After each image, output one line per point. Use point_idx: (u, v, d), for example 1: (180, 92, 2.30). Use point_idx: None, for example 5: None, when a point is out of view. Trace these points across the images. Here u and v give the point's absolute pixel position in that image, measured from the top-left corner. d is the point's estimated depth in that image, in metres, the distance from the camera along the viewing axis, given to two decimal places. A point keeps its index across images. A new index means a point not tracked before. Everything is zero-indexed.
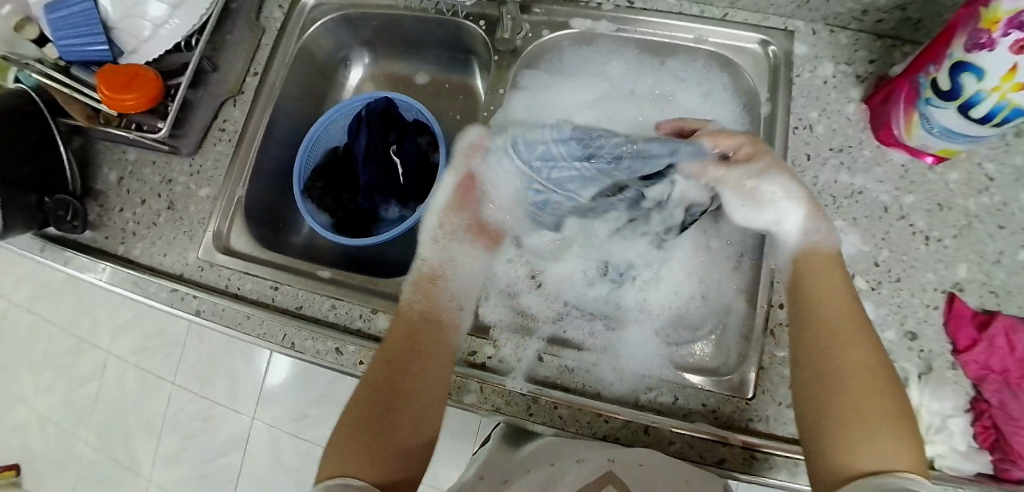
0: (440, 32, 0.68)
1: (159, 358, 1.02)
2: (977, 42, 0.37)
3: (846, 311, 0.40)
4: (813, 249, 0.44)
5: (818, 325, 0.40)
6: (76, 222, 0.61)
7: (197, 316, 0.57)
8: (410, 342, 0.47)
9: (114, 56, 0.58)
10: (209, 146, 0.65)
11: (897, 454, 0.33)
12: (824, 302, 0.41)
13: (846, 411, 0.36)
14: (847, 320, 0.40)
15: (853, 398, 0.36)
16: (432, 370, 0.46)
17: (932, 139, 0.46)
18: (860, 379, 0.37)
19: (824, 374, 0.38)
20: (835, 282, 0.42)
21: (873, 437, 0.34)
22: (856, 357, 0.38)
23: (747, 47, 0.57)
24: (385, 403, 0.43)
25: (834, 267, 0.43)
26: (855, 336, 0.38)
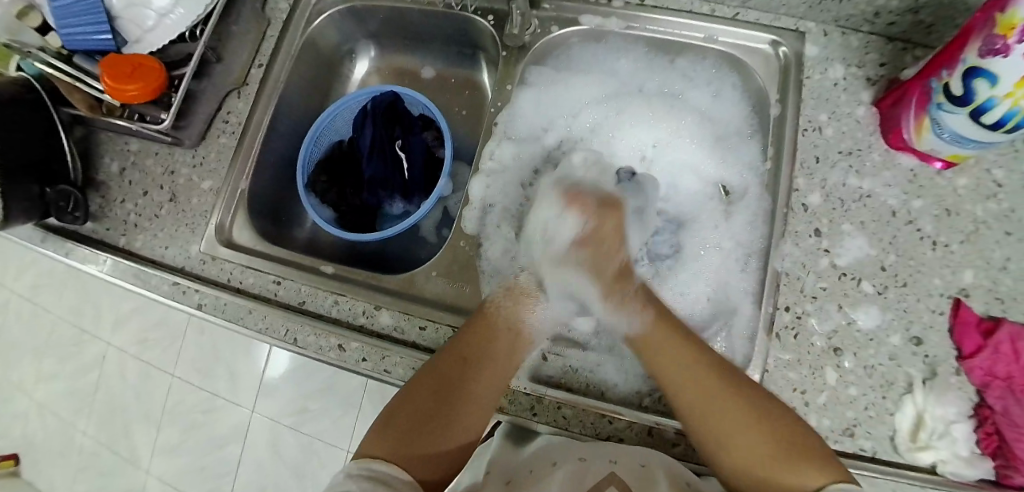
0: (447, 26, 0.67)
1: (159, 350, 1.02)
2: (992, 48, 0.37)
3: (687, 360, 0.44)
4: (635, 333, 0.48)
5: (674, 392, 0.44)
6: (78, 213, 0.61)
7: (198, 310, 0.57)
8: (485, 345, 0.48)
9: (118, 46, 0.58)
10: (213, 138, 0.64)
11: (806, 470, 0.37)
12: (667, 363, 0.45)
13: (741, 451, 0.40)
14: (689, 380, 0.43)
15: (737, 437, 0.41)
16: (494, 379, 0.46)
17: (942, 143, 0.46)
18: (738, 446, 0.41)
19: (711, 431, 0.42)
20: (659, 341, 0.46)
21: (781, 467, 0.38)
22: (715, 417, 0.42)
23: (758, 47, 0.56)
24: (441, 402, 0.45)
25: (670, 333, 0.46)
26: (711, 387, 0.42)
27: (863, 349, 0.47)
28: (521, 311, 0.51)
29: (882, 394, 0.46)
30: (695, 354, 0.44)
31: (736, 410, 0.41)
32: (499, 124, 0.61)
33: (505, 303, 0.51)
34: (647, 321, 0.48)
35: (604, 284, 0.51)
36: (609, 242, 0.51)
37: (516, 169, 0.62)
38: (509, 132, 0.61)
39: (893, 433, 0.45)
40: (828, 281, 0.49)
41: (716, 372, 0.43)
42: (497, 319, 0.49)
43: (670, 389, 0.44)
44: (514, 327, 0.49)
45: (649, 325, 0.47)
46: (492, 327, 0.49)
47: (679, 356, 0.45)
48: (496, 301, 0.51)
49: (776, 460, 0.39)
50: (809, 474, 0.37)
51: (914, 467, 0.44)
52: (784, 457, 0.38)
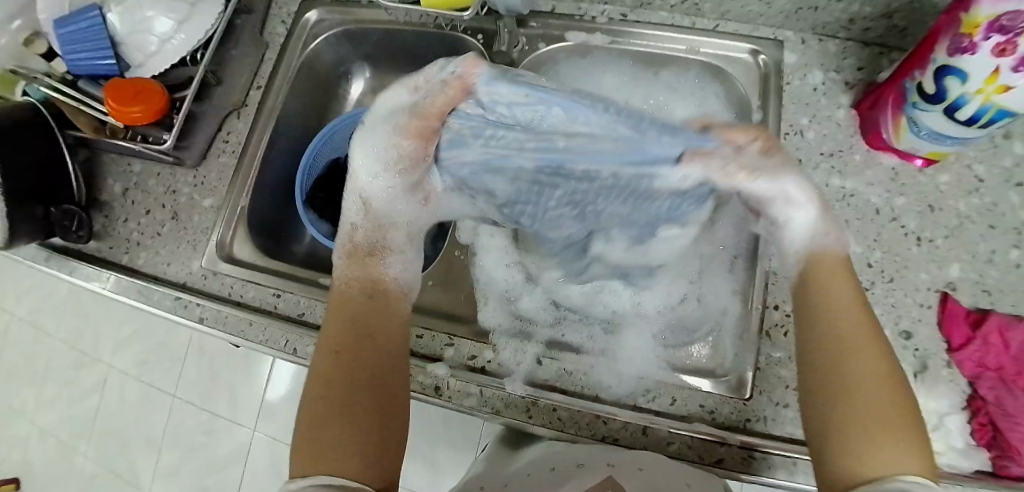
0: (439, 46, 0.70)
1: (161, 371, 1.02)
2: (959, 46, 0.39)
3: (851, 302, 0.38)
4: (825, 256, 0.40)
5: (825, 313, 0.38)
6: (82, 232, 0.62)
7: (200, 323, 0.58)
8: (372, 321, 0.43)
9: (121, 70, 0.60)
10: (213, 158, 0.66)
11: (900, 453, 0.32)
12: (843, 304, 0.38)
13: (854, 417, 0.34)
14: (857, 339, 0.36)
15: (870, 396, 0.34)
16: (393, 361, 0.43)
17: (920, 142, 0.47)
18: (864, 396, 0.34)
19: (852, 386, 0.35)
20: (831, 279, 0.39)
21: (882, 440, 0.33)
22: (864, 368, 0.35)
23: (738, 57, 0.58)
24: (341, 394, 0.39)
25: (842, 268, 0.40)
26: (867, 340, 0.36)
27: None
28: (368, 270, 0.46)
29: None
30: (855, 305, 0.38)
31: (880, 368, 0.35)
32: None
33: (359, 262, 0.46)
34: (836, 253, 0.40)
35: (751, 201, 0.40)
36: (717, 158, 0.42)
37: None
38: None
39: None
40: None
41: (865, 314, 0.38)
42: (348, 285, 0.45)
43: (838, 335, 0.36)
44: (372, 283, 0.46)
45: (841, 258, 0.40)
46: (347, 293, 0.45)
47: (844, 291, 0.38)
48: (349, 269, 0.46)
49: (884, 430, 0.33)
50: (912, 463, 0.32)
51: None
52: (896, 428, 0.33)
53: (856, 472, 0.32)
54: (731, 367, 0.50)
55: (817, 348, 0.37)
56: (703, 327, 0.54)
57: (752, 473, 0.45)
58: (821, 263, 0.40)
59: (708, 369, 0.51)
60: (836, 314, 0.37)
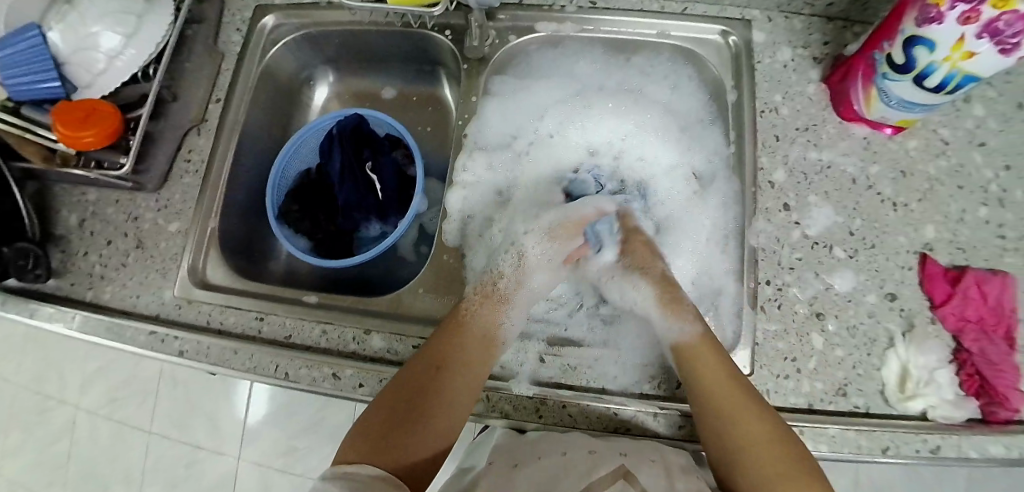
0: (405, 45, 0.68)
1: (133, 408, 0.96)
2: (927, 16, 0.40)
3: (717, 371, 0.44)
4: (684, 339, 0.48)
5: (704, 388, 0.44)
6: (39, 270, 0.56)
7: (180, 357, 0.54)
8: (455, 353, 0.48)
9: (67, 92, 0.56)
10: (176, 180, 0.62)
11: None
12: (717, 385, 0.43)
13: (751, 476, 0.41)
14: (728, 410, 0.43)
15: (766, 462, 0.41)
16: (456, 404, 0.46)
17: (890, 110, 0.49)
18: (755, 453, 0.41)
19: (741, 448, 0.42)
20: (704, 355, 0.46)
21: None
22: (753, 436, 0.42)
23: (709, 38, 0.58)
24: (409, 407, 0.45)
25: (703, 343, 0.46)
26: (751, 414, 0.42)
27: (843, 312, 0.49)
28: (493, 316, 0.52)
29: (866, 352, 0.48)
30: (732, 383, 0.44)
31: (767, 429, 0.42)
32: (468, 136, 0.60)
33: (475, 305, 0.52)
34: (697, 334, 0.47)
35: (654, 288, 0.52)
36: (645, 256, 0.55)
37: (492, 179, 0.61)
38: (479, 142, 0.61)
39: (881, 387, 0.47)
40: (803, 252, 0.51)
41: (733, 377, 0.44)
42: (471, 321, 0.51)
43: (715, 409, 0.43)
44: (488, 331, 0.51)
45: (693, 339, 0.47)
46: (466, 325, 0.50)
47: (717, 366, 0.44)
48: (469, 305, 0.52)
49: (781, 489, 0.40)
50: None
51: (904, 416, 0.47)
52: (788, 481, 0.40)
53: None
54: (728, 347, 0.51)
55: (705, 419, 0.44)
56: None
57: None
58: (684, 351, 0.47)
59: None
60: (714, 402, 0.43)
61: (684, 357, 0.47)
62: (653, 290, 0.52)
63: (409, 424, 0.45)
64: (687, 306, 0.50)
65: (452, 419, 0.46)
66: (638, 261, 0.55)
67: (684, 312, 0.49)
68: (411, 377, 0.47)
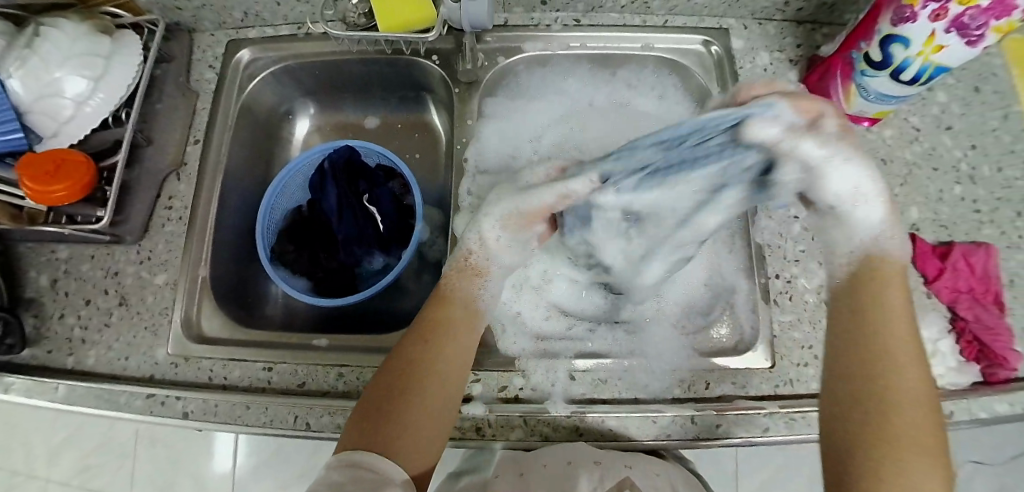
0: (390, 73, 0.66)
1: (107, 478, 0.87)
2: (902, 16, 0.43)
3: (900, 322, 0.39)
4: (863, 263, 0.43)
5: (882, 328, 0.39)
6: (12, 339, 0.51)
7: (186, 419, 0.50)
8: (446, 327, 0.46)
9: (30, 143, 0.51)
10: (156, 228, 0.57)
11: (934, 474, 0.34)
12: (882, 322, 0.39)
13: (892, 437, 0.35)
14: (900, 351, 0.38)
15: (913, 420, 0.36)
16: (450, 378, 0.44)
17: (868, 104, 0.53)
18: (902, 412, 0.36)
19: (887, 403, 0.36)
20: (884, 291, 0.41)
21: (911, 463, 0.34)
22: (905, 386, 0.37)
23: (691, 48, 0.61)
24: (402, 386, 0.43)
25: (894, 275, 0.42)
26: (910, 357, 0.38)
27: None
28: (473, 286, 0.50)
29: None
30: (904, 329, 0.39)
31: (924, 391, 0.37)
32: (468, 160, 0.60)
33: (455, 277, 0.51)
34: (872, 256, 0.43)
35: (858, 157, 0.42)
36: (814, 111, 0.41)
37: None
38: (480, 166, 0.60)
39: None
40: (805, 244, 0.54)
41: (908, 334, 0.39)
42: (455, 293, 0.49)
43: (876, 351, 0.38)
44: (471, 302, 0.49)
45: (898, 261, 0.43)
46: (450, 298, 0.49)
47: (896, 302, 0.40)
48: (449, 279, 0.50)
49: (910, 445, 0.35)
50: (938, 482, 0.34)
51: None
52: (927, 451, 0.35)
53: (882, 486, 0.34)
54: (750, 341, 0.52)
55: (856, 360, 0.39)
56: (714, 308, 0.55)
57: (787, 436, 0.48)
58: (873, 273, 0.42)
59: (729, 346, 0.53)
60: (885, 339, 0.39)
61: (866, 280, 0.42)
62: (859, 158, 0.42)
63: (403, 401, 0.42)
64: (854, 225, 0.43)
65: (443, 397, 0.43)
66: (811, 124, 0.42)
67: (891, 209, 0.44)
68: (400, 355, 0.45)
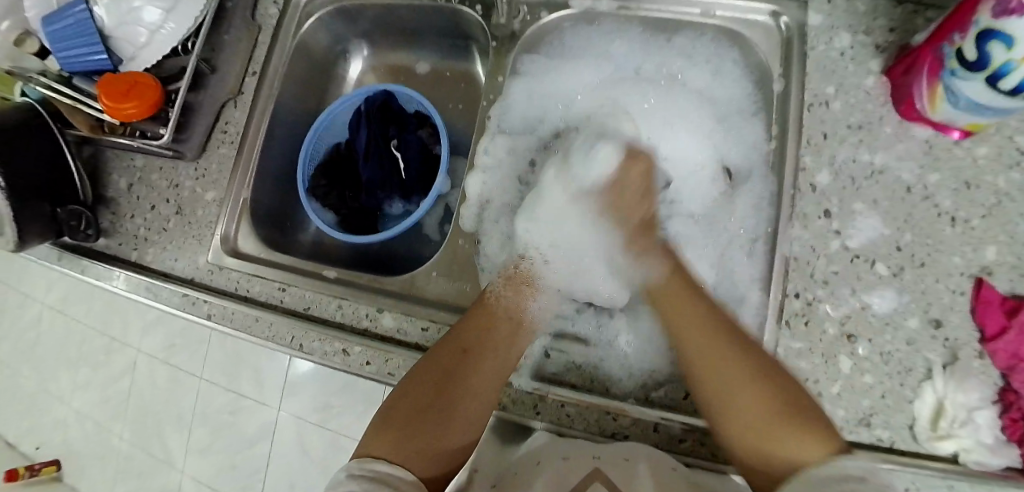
0: (436, 20, 0.66)
1: (185, 355, 1.02)
2: (1005, 7, 0.34)
3: (705, 318, 0.45)
4: (651, 281, 0.50)
5: (681, 329, 0.46)
6: (90, 230, 0.62)
7: (208, 320, 0.58)
8: (479, 343, 0.48)
9: (114, 64, 0.59)
10: (212, 150, 0.64)
11: (806, 442, 0.36)
12: (691, 329, 0.45)
13: (733, 409, 0.40)
14: (706, 339, 0.44)
15: (740, 395, 0.40)
16: (487, 385, 0.46)
17: (958, 112, 0.43)
18: (739, 390, 0.40)
19: (734, 406, 0.40)
20: (678, 298, 0.47)
21: (784, 432, 0.37)
22: (725, 372, 0.42)
23: (757, 20, 0.53)
24: (436, 391, 0.45)
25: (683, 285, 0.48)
26: (740, 377, 0.41)
27: (879, 335, 0.45)
28: (518, 302, 0.52)
29: (899, 382, 0.44)
30: (712, 321, 0.44)
31: (738, 358, 0.42)
32: (491, 117, 0.59)
33: (502, 293, 0.52)
34: (663, 276, 0.49)
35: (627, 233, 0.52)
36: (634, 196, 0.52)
37: (512, 162, 0.60)
38: (502, 124, 0.60)
39: (911, 420, 0.43)
40: (839, 265, 0.46)
41: (708, 313, 0.45)
42: (498, 309, 0.50)
43: (698, 366, 0.43)
44: (515, 317, 0.50)
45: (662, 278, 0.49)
46: (493, 315, 0.50)
47: (691, 304, 0.46)
48: (496, 293, 0.52)
49: (769, 427, 0.38)
50: (809, 445, 0.36)
51: (932, 456, 0.42)
52: (773, 421, 0.38)
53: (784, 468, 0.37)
54: None
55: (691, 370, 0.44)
56: None
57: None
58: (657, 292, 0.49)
59: None
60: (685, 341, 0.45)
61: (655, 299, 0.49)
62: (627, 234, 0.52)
63: (432, 408, 0.44)
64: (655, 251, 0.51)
65: (472, 414, 0.45)
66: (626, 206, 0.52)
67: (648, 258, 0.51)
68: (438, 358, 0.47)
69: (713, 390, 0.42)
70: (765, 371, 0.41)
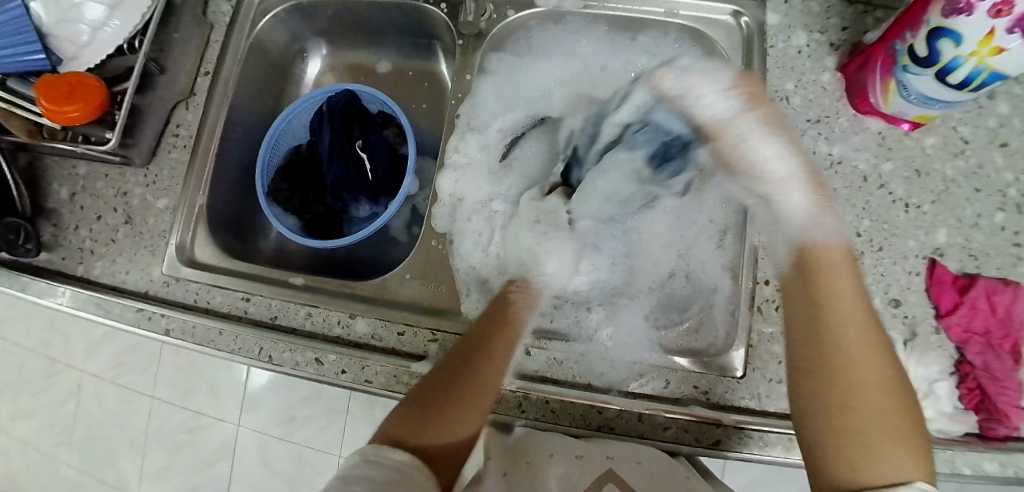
0: (401, 19, 0.65)
1: (136, 375, 0.95)
2: (956, 7, 0.37)
3: (848, 289, 0.37)
4: (827, 242, 0.39)
5: (830, 299, 0.36)
6: (30, 244, 0.57)
7: (166, 336, 0.54)
8: (496, 343, 0.45)
9: (53, 65, 0.54)
10: (164, 154, 0.61)
11: (908, 461, 0.31)
12: (840, 297, 0.36)
13: (845, 397, 0.34)
14: (852, 309, 0.36)
15: (868, 385, 0.33)
16: (485, 391, 0.42)
17: (909, 105, 0.45)
18: (860, 380, 0.34)
19: (845, 391, 0.34)
20: (839, 265, 0.38)
21: (880, 440, 0.32)
22: (861, 360, 0.34)
23: (719, 19, 0.55)
24: (439, 392, 0.41)
25: (840, 253, 0.39)
26: (870, 358, 0.34)
27: None
28: (522, 314, 0.49)
29: None
30: (858, 299, 0.36)
31: (877, 347, 0.35)
32: (461, 115, 0.59)
33: (512, 303, 0.49)
34: (838, 239, 0.39)
35: (802, 168, 0.42)
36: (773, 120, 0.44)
37: (484, 162, 0.60)
38: (472, 122, 0.59)
39: None
40: None
41: (860, 295, 0.36)
42: (508, 313, 0.48)
43: (836, 337, 0.35)
44: (517, 323, 0.48)
45: (838, 245, 0.39)
46: (502, 315, 0.48)
47: (845, 273, 0.37)
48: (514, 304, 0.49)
49: (881, 426, 0.32)
50: (913, 466, 0.31)
51: None
52: (888, 422, 0.32)
53: (858, 475, 0.32)
54: (721, 346, 0.48)
55: (814, 340, 0.36)
56: (693, 305, 0.52)
57: (736, 452, 0.44)
58: (815, 250, 0.39)
59: (699, 349, 0.49)
60: (833, 304, 0.36)
61: (813, 262, 0.39)
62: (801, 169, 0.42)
63: (438, 406, 0.40)
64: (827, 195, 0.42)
65: (474, 414, 0.41)
66: (768, 121, 0.44)
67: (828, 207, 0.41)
68: (447, 361, 0.44)
69: (829, 375, 0.34)
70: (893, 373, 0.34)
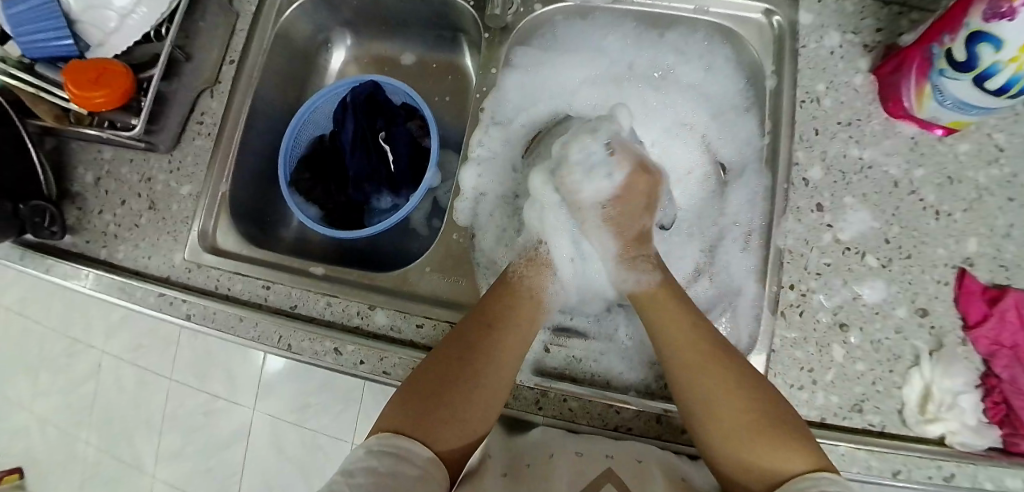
0: (426, 11, 0.65)
1: (154, 357, 0.96)
2: (996, 11, 0.35)
3: (690, 326, 0.43)
4: (641, 289, 0.47)
5: (661, 322, 0.44)
6: (55, 227, 0.58)
7: (188, 321, 0.55)
8: (501, 318, 0.46)
9: (80, 51, 0.55)
10: (188, 141, 0.61)
11: (794, 453, 0.37)
12: (664, 321, 0.44)
13: (722, 417, 0.40)
14: (687, 338, 0.43)
15: (712, 404, 0.40)
16: (507, 366, 0.44)
17: (944, 111, 0.44)
18: (727, 396, 0.40)
19: (716, 414, 0.40)
20: (659, 305, 0.45)
21: (779, 444, 0.37)
22: (716, 381, 0.41)
23: (750, 18, 0.54)
24: (456, 372, 0.43)
25: (661, 290, 0.46)
26: (717, 385, 0.40)
27: (869, 324, 0.46)
28: (541, 282, 0.50)
29: (889, 368, 0.45)
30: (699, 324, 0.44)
31: (718, 359, 0.42)
32: (485, 110, 0.58)
33: (523, 270, 0.50)
34: (653, 283, 0.46)
35: (619, 241, 0.48)
36: (638, 196, 0.47)
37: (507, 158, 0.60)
38: (496, 116, 0.59)
39: (901, 406, 0.44)
40: (831, 257, 0.47)
41: (695, 322, 0.44)
42: (521, 286, 0.49)
43: (681, 364, 0.42)
44: (537, 295, 0.49)
45: (654, 286, 0.46)
46: (514, 291, 0.48)
47: (682, 321, 0.44)
48: (518, 272, 0.50)
49: (762, 433, 0.38)
50: (798, 457, 0.37)
51: (921, 439, 0.44)
52: (768, 428, 0.38)
53: (758, 476, 0.38)
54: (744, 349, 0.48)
55: (677, 369, 0.43)
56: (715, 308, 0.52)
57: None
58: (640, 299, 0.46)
59: None
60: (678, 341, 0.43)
61: (646, 306, 0.46)
62: (618, 242, 0.48)
63: (455, 390, 0.42)
64: (648, 257, 0.48)
65: (497, 391, 0.43)
66: (625, 215, 0.48)
67: (643, 266, 0.48)
68: (456, 338, 0.45)
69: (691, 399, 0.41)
70: (746, 381, 0.41)
